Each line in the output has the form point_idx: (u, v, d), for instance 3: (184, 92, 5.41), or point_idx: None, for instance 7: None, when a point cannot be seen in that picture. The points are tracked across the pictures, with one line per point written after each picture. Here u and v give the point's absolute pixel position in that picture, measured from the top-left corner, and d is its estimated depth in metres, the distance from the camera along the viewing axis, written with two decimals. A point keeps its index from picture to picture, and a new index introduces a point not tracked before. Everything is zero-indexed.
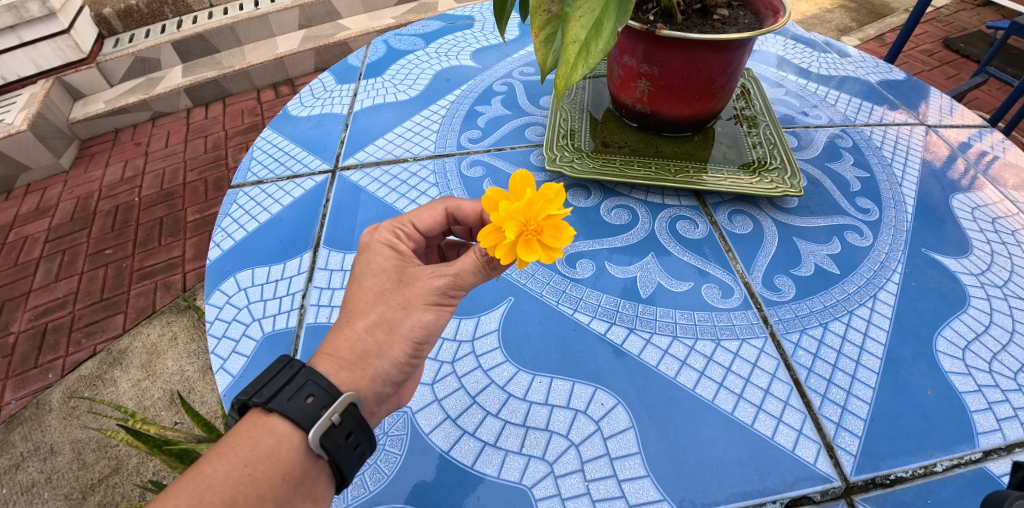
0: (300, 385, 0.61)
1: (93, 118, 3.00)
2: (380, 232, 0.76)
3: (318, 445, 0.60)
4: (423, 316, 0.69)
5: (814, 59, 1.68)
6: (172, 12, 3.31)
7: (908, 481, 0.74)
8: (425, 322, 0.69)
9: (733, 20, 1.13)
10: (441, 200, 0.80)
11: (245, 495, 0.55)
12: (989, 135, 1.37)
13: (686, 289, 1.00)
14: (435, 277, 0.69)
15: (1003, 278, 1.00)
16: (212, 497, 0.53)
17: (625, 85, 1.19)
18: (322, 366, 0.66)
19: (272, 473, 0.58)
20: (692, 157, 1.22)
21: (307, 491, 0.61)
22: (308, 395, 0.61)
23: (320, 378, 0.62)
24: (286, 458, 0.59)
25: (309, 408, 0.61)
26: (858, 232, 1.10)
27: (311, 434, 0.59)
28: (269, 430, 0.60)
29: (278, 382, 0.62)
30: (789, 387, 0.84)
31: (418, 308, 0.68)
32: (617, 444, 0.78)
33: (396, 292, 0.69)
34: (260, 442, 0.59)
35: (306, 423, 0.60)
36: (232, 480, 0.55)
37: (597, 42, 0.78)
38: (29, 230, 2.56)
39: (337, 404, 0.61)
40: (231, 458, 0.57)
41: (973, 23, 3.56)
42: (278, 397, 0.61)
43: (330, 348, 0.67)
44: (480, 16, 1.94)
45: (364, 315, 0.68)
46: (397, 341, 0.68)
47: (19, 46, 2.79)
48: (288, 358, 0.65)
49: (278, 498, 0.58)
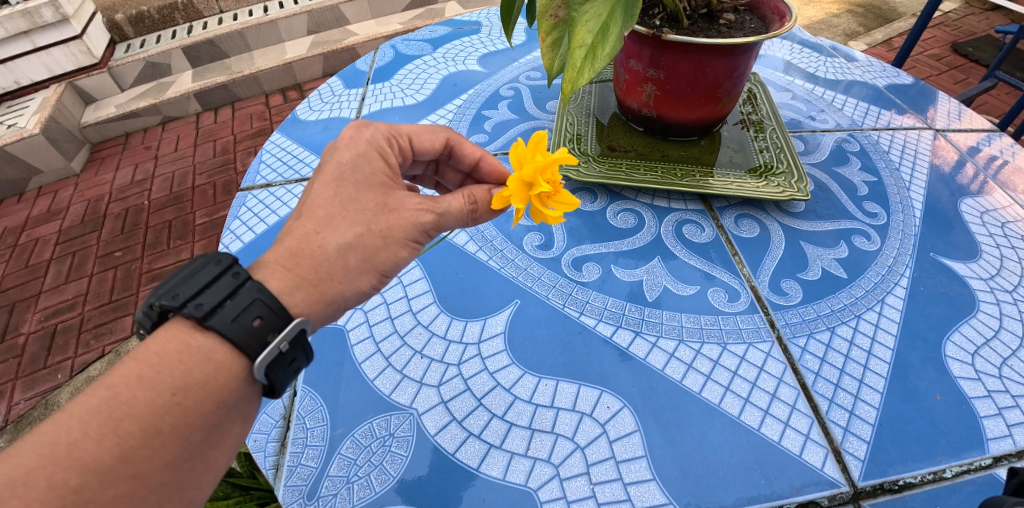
0: (247, 306, 0.60)
1: (104, 122, 3.05)
2: (375, 132, 0.77)
3: (262, 372, 0.60)
4: (400, 252, 0.72)
5: (821, 64, 1.68)
6: (182, 18, 3.38)
7: (917, 487, 0.74)
8: (400, 258, 0.72)
9: (739, 25, 1.13)
10: (445, 131, 0.87)
11: (172, 426, 0.54)
12: (999, 140, 1.37)
13: (693, 293, 1.00)
14: (421, 212, 0.72)
15: (1012, 282, 1.00)
16: (128, 428, 0.52)
17: (632, 90, 1.19)
18: (274, 283, 0.65)
19: (204, 403, 0.56)
20: (698, 161, 1.22)
21: (239, 411, 0.60)
22: (256, 317, 0.60)
23: (268, 300, 0.61)
24: (224, 385, 0.58)
25: (254, 330, 0.60)
26: (866, 236, 1.09)
27: (257, 360, 0.59)
28: (206, 357, 0.58)
29: (220, 296, 0.59)
30: (796, 392, 0.84)
31: (398, 243, 0.71)
32: (622, 448, 0.78)
33: (378, 218, 0.70)
34: (194, 369, 0.57)
35: (247, 344, 0.59)
36: (156, 410, 0.53)
37: (604, 46, 0.80)
38: (39, 232, 2.60)
39: (287, 333, 0.61)
40: (157, 384, 0.54)
41: (982, 28, 3.55)
42: (221, 315, 0.59)
43: (288, 261, 0.66)
44: (487, 21, 1.96)
45: (338, 231, 0.68)
46: (360, 274, 0.69)
47: (32, 51, 2.83)
48: (229, 267, 0.63)
49: (209, 425, 0.57)
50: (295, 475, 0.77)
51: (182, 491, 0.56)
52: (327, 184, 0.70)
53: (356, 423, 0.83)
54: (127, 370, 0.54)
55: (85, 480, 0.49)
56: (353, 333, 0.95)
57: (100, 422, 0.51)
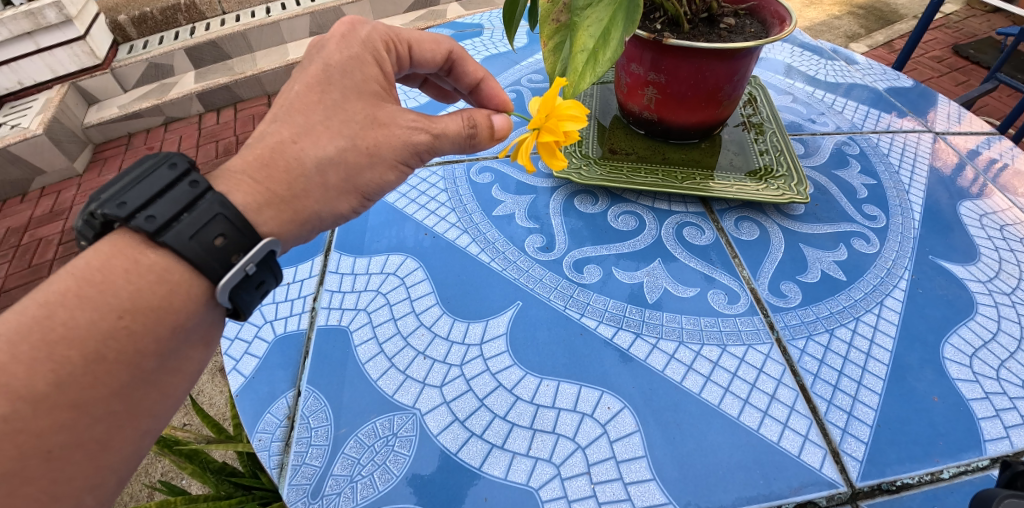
0: (207, 224, 0.63)
1: (107, 123, 3.06)
2: (379, 33, 0.83)
3: (225, 292, 0.64)
4: (386, 175, 0.79)
5: (821, 67, 1.69)
6: (185, 19, 3.40)
7: (914, 488, 0.75)
8: (385, 181, 0.80)
9: (740, 29, 1.14)
10: (448, 43, 0.94)
11: (116, 352, 0.57)
12: (998, 143, 1.38)
13: (693, 295, 1.01)
14: (414, 131, 0.78)
15: (1011, 285, 1.00)
16: (67, 352, 0.55)
17: (632, 93, 1.20)
18: (238, 195, 0.69)
19: (155, 327, 0.60)
20: (698, 164, 1.23)
21: (195, 336, 0.65)
22: (217, 236, 0.63)
23: (230, 216, 0.65)
24: (179, 309, 0.62)
25: (215, 248, 0.63)
26: (865, 239, 1.10)
27: (222, 281, 0.63)
28: (160, 278, 0.61)
29: (176, 213, 0.62)
30: (795, 393, 0.85)
31: (387, 165, 0.78)
32: (623, 448, 0.79)
33: (367, 131, 0.76)
34: (145, 290, 0.60)
35: (207, 262, 0.63)
36: (99, 334, 0.56)
37: (605, 50, 0.80)
38: (43, 232, 2.62)
39: (253, 255, 0.65)
40: (101, 305, 0.57)
41: (982, 29, 3.56)
42: (179, 233, 0.61)
43: (258, 174, 0.71)
44: (488, 23, 1.97)
45: (321, 145, 0.73)
46: (334, 192, 0.75)
47: (36, 52, 2.85)
48: (180, 177, 0.66)
49: (161, 349, 0.61)
50: (300, 474, 0.78)
51: (135, 419, 0.60)
52: (312, 87, 0.75)
53: (360, 422, 0.84)
54: (63, 288, 0.57)
55: (15, 408, 0.52)
56: (357, 334, 0.96)
57: (31, 346, 0.54)
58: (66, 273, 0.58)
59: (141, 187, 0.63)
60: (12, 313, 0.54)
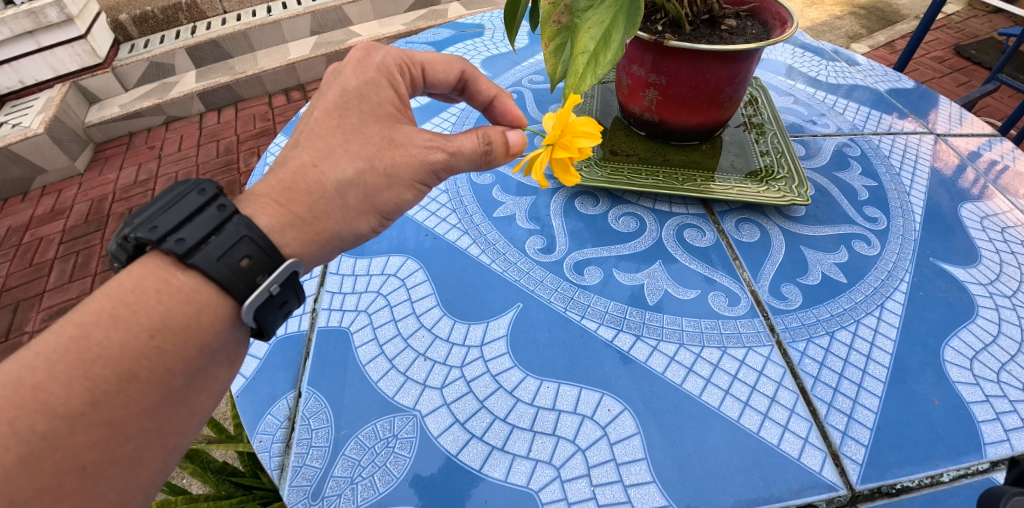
0: (235, 245, 0.63)
1: (107, 122, 3.06)
2: (393, 57, 0.85)
3: (250, 312, 0.64)
4: (403, 194, 0.79)
5: (822, 68, 1.69)
6: (186, 18, 3.39)
7: (914, 491, 0.75)
8: (402, 200, 0.79)
9: (741, 30, 1.14)
10: (461, 64, 0.96)
11: (149, 371, 0.58)
12: (1000, 145, 1.38)
13: (693, 297, 1.01)
14: (431, 150, 0.78)
15: (1012, 288, 1.00)
16: (102, 371, 0.55)
17: (634, 95, 1.20)
18: (263, 218, 0.69)
19: (185, 347, 0.60)
20: (699, 165, 1.23)
21: (223, 356, 0.66)
22: (244, 257, 0.64)
23: (257, 239, 0.65)
24: (206, 329, 0.62)
25: (241, 269, 0.64)
26: (866, 241, 1.10)
27: (247, 302, 0.63)
28: (189, 298, 0.61)
29: (205, 235, 0.62)
30: (795, 396, 0.85)
31: (404, 185, 0.78)
32: (623, 450, 0.79)
33: (384, 151, 0.76)
34: (176, 311, 0.60)
35: (236, 284, 0.63)
36: (133, 354, 0.57)
37: (606, 53, 0.80)
38: (44, 231, 2.62)
39: (277, 276, 0.65)
40: (134, 326, 0.57)
41: (984, 30, 3.55)
42: (207, 254, 0.62)
43: (282, 196, 0.71)
44: (489, 24, 1.97)
45: (340, 167, 0.73)
46: (356, 213, 0.75)
47: (37, 51, 2.85)
48: (210, 200, 0.66)
49: (190, 369, 0.61)
50: (300, 475, 0.78)
51: (165, 436, 0.61)
52: (331, 112, 0.76)
53: (360, 424, 0.84)
54: (99, 308, 0.57)
55: (52, 426, 0.53)
56: (357, 335, 0.96)
57: (67, 364, 0.54)
58: (101, 294, 0.58)
59: (172, 211, 0.64)
60: (51, 334, 0.55)
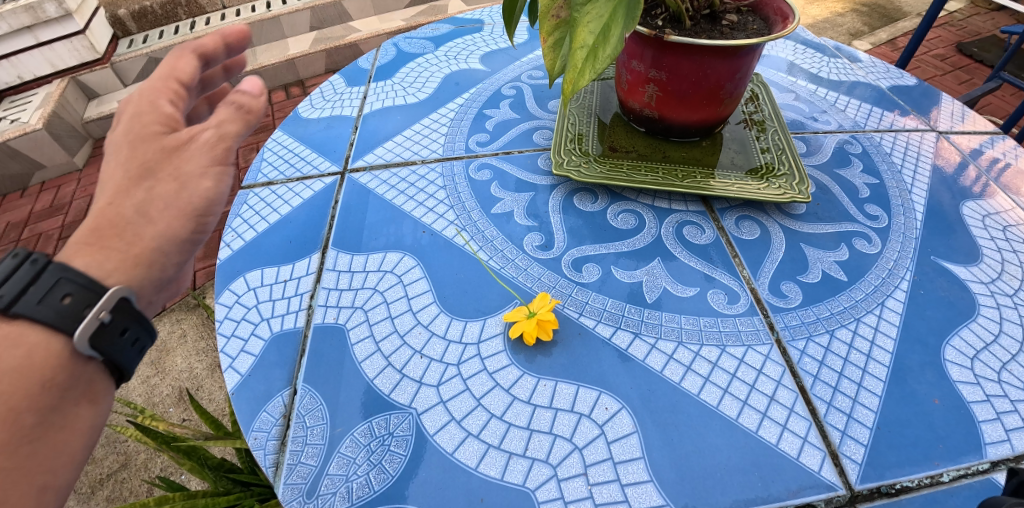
0: (52, 285, 0.58)
1: (107, 117, 3.01)
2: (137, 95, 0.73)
3: (86, 346, 0.59)
4: (201, 184, 0.70)
5: (824, 64, 1.68)
6: (185, 13, 3.37)
7: (914, 491, 0.74)
8: (207, 190, 0.71)
9: (742, 26, 1.13)
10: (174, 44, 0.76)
11: None
12: (1002, 142, 1.36)
13: (693, 294, 1.01)
14: (199, 135, 0.70)
15: (1013, 287, 1.00)
16: None
17: (633, 91, 1.19)
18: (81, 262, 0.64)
19: (28, 382, 0.56)
20: (699, 162, 1.22)
21: (80, 390, 0.61)
22: (65, 295, 0.59)
23: (76, 276, 0.60)
24: (43, 367, 0.57)
25: (67, 309, 0.58)
26: (866, 239, 1.09)
27: (79, 331, 0.58)
28: (16, 343, 0.56)
29: (20, 284, 0.57)
30: (794, 395, 0.84)
31: (195, 176, 0.70)
32: (620, 449, 0.78)
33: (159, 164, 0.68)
34: (7, 355, 0.55)
35: (63, 323, 0.58)
36: None
37: (606, 47, 0.80)
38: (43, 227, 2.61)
39: (104, 302, 0.60)
40: None
41: (987, 28, 3.53)
42: (24, 301, 0.57)
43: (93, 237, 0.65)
44: (489, 20, 1.96)
45: (129, 193, 0.67)
46: (173, 215, 0.68)
47: (36, 46, 2.84)
48: (25, 253, 0.60)
49: (40, 405, 0.57)
50: (294, 473, 0.77)
51: (31, 476, 0.55)
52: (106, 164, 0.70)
53: (355, 422, 0.83)
54: None
55: None
56: (354, 332, 0.96)
57: None
58: None
59: None
60: None
